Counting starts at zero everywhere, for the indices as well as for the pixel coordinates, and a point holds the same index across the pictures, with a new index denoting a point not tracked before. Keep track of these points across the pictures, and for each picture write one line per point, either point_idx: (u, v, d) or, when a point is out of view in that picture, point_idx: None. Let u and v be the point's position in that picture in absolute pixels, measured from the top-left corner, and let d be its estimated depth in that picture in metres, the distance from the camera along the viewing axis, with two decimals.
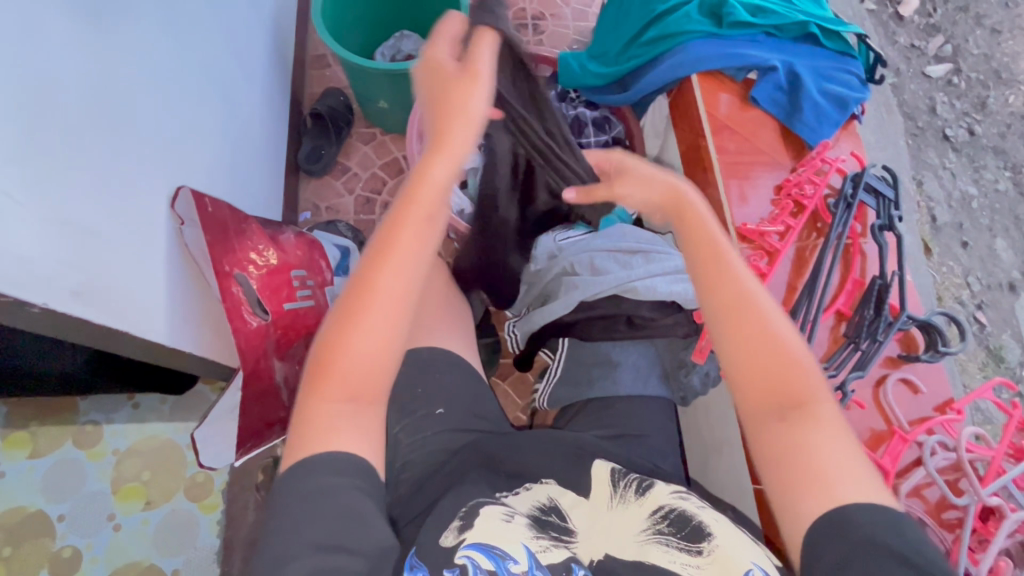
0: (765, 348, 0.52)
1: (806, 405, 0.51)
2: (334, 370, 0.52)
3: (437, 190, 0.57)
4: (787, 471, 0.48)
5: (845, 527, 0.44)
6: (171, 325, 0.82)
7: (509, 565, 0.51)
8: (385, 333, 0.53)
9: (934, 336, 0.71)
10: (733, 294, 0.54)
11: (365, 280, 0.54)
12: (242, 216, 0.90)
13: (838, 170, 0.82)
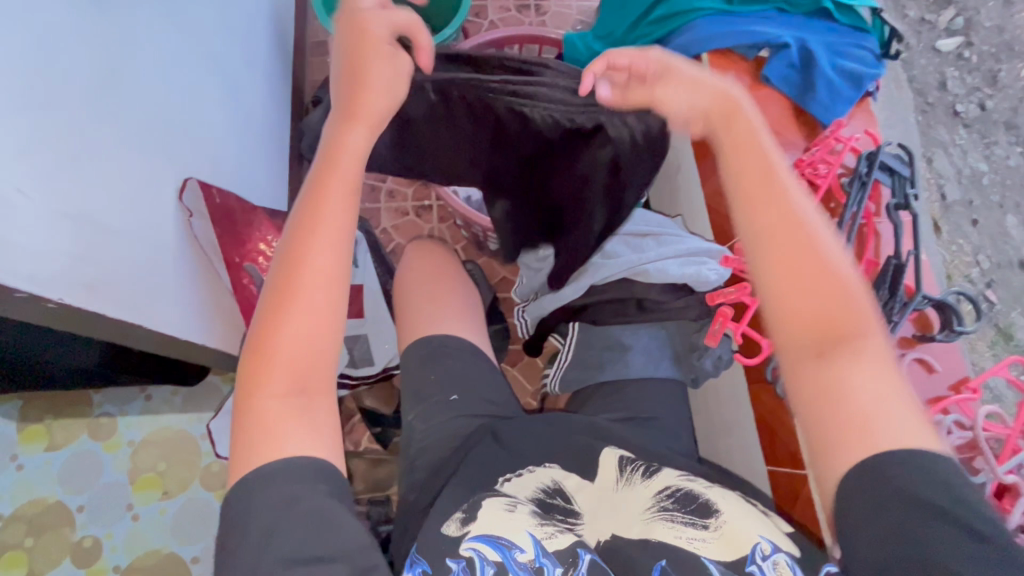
0: (809, 279, 0.50)
1: (853, 341, 0.48)
2: (272, 356, 0.53)
3: (354, 163, 0.58)
4: (830, 405, 0.47)
5: (881, 476, 0.43)
6: (184, 317, 0.83)
7: (515, 554, 0.49)
8: (321, 313, 0.54)
9: (949, 316, 0.69)
10: (786, 221, 0.52)
11: (292, 263, 0.54)
12: (251, 207, 0.93)
13: (852, 147, 0.80)
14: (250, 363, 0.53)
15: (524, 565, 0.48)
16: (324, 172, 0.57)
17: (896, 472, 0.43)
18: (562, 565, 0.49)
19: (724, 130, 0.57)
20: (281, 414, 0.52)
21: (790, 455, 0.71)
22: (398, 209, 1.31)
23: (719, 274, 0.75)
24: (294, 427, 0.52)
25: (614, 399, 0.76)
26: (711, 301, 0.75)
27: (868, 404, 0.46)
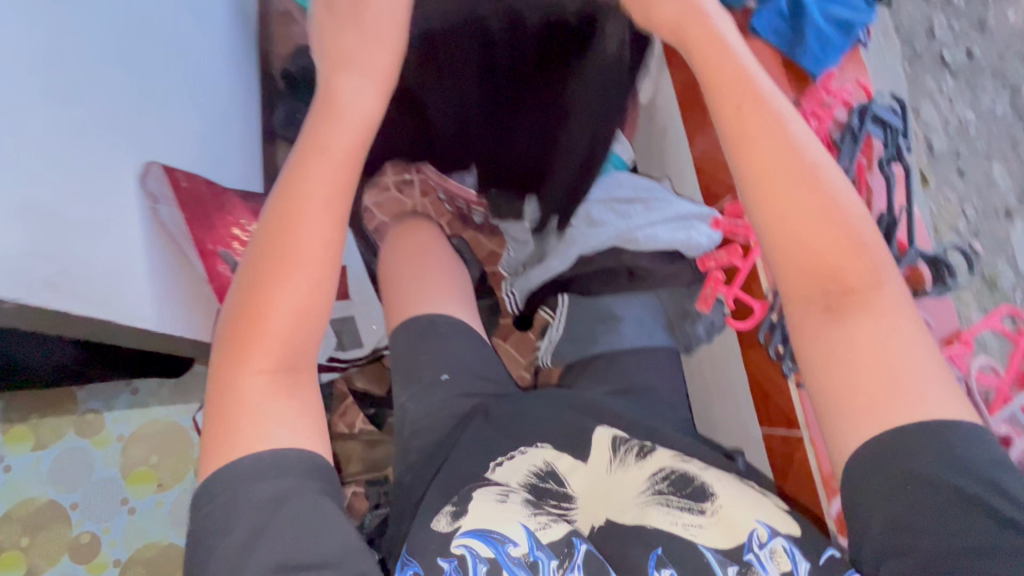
0: (817, 225, 0.49)
1: (858, 291, 0.48)
2: (260, 326, 0.51)
3: (349, 124, 0.57)
4: (843, 375, 0.47)
5: (897, 450, 0.45)
6: (161, 311, 0.80)
7: (508, 549, 0.51)
8: (310, 279, 0.52)
9: (943, 269, 0.67)
10: (795, 165, 0.51)
11: (281, 226, 0.52)
12: (221, 190, 0.87)
13: (843, 100, 0.77)
14: (237, 340, 0.51)
15: (518, 559, 0.50)
16: (311, 141, 0.56)
17: (916, 447, 0.44)
18: (557, 557, 0.51)
19: (715, 67, 0.56)
20: (270, 395, 0.50)
21: (784, 417, 0.71)
22: None
23: (710, 239, 0.72)
24: (275, 418, 0.50)
25: (609, 370, 0.75)
26: (701, 267, 0.73)
27: (874, 359, 0.46)
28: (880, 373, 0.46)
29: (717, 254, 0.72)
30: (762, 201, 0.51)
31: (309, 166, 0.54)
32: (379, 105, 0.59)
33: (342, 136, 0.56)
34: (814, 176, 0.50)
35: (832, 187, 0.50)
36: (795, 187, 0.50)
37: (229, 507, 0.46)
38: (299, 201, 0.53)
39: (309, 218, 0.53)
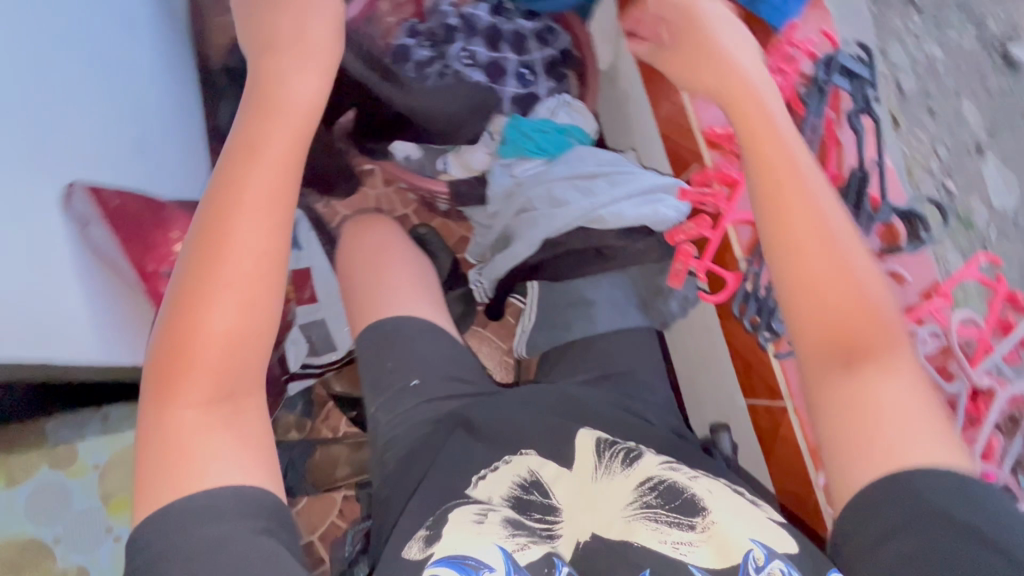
0: (832, 279, 0.49)
1: (874, 353, 0.48)
2: (190, 356, 0.47)
3: (292, 132, 0.53)
4: (855, 421, 0.46)
5: (904, 491, 0.43)
6: (103, 340, 0.76)
7: (485, 574, 0.46)
8: (244, 302, 0.48)
9: (916, 224, 0.67)
10: (806, 198, 0.51)
11: (213, 242, 0.48)
12: (157, 203, 0.80)
13: (807, 53, 0.73)
14: (166, 364, 0.47)
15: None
16: (249, 146, 0.51)
17: (927, 489, 0.43)
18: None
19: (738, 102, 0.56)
20: (203, 425, 0.47)
21: (767, 387, 0.70)
22: None
23: (676, 211, 0.71)
24: (217, 450, 0.46)
25: (586, 357, 0.73)
26: (671, 240, 0.71)
27: (888, 418, 0.45)
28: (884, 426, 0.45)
29: (687, 226, 0.70)
30: (780, 252, 0.51)
31: (244, 175, 0.50)
32: (322, 93, 0.55)
33: (275, 142, 0.52)
34: (829, 223, 0.50)
35: (847, 245, 0.50)
36: (811, 240, 0.50)
37: (171, 552, 0.43)
38: (232, 212, 0.49)
39: (241, 231, 0.49)
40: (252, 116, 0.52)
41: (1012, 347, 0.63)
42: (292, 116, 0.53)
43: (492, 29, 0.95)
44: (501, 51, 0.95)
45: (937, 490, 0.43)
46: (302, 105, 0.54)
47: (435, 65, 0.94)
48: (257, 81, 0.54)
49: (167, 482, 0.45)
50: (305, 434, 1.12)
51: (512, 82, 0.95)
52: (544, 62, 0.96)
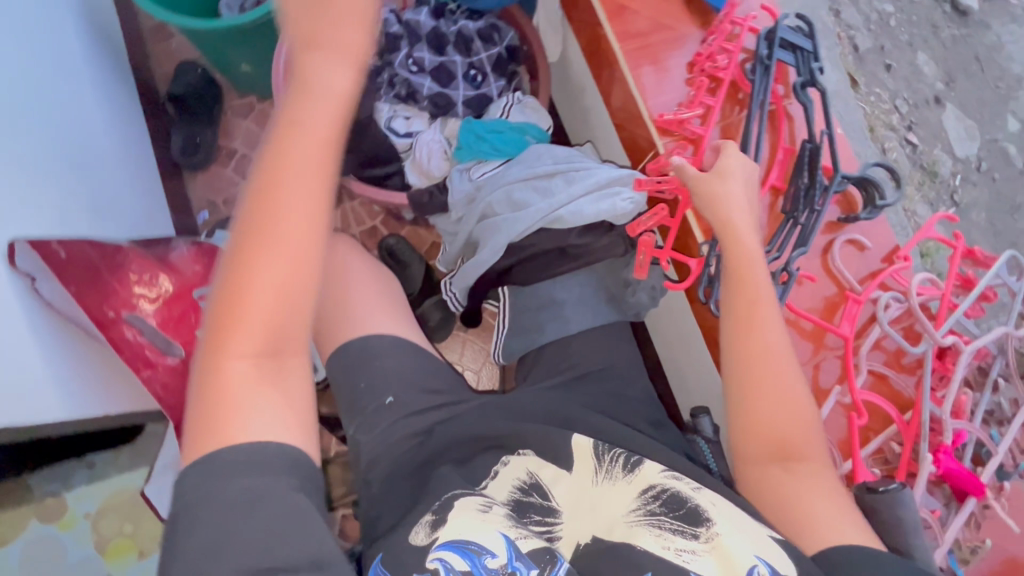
0: (767, 384, 0.59)
1: (806, 456, 0.57)
2: (238, 313, 0.44)
3: (342, 82, 0.48)
4: (788, 512, 0.55)
5: (854, 561, 0.49)
6: (71, 396, 0.73)
7: (486, 560, 0.48)
8: (292, 264, 0.45)
9: (872, 192, 0.67)
10: (740, 292, 0.61)
11: (266, 197, 0.45)
12: (110, 247, 0.76)
13: (750, 28, 0.72)
14: (217, 324, 0.45)
15: (494, 571, 0.48)
16: (302, 99, 0.47)
17: (874, 562, 0.49)
18: (536, 565, 0.49)
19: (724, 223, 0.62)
20: (253, 382, 0.44)
21: None
22: None
23: (633, 203, 0.72)
24: (262, 411, 0.44)
25: (561, 357, 0.74)
26: (632, 234, 0.73)
27: (817, 507, 0.54)
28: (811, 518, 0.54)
29: (644, 219, 0.71)
30: (733, 356, 0.61)
31: (296, 130, 0.46)
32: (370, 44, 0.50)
33: (316, 109, 0.47)
34: (762, 331, 0.60)
35: (780, 354, 0.60)
36: (750, 350, 0.60)
37: None
38: (280, 176, 0.46)
39: (292, 196, 0.46)
40: (293, 83, 0.48)
41: (971, 302, 0.65)
42: (332, 87, 0.48)
43: (434, 33, 0.93)
44: (447, 53, 0.93)
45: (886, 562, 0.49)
46: (344, 72, 0.48)
47: (382, 74, 0.95)
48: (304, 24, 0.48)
49: (209, 435, 0.42)
50: None
51: (462, 85, 0.93)
52: (491, 62, 0.94)
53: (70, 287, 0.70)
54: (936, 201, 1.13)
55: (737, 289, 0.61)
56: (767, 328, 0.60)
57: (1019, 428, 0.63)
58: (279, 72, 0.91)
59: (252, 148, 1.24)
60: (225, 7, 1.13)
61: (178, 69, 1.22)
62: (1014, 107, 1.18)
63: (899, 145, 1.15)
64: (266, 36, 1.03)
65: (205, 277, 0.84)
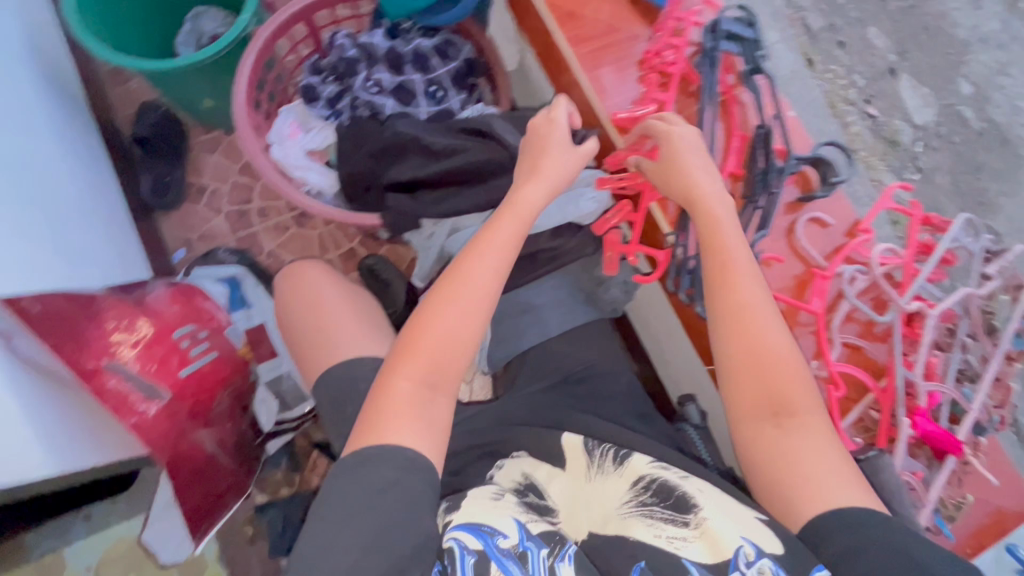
0: (757, 343, 0.59)
1: (799, 412, 0.57)
2: (421, 345, 0.59)
3: (529, 206, 0.67)
4: (786, 473, 0.55)
5: (845, 524, 0.51)
6: (56, 451, 0.72)
7: (499, 540, 0.53)
8: (467, 325, 0.60)
9: (825, 170, 0.70)
10: (715, 257, 0.62)
11: (463, 266, 0.63)
12: (85, 297, 0.77)
13: (694, 23, 0.73)
14: (399, 348, 0.59)
15: (508, 551, 0.52)
16: (497, 219, 0.66)
17: (864, 522, 0.50)
18: (546, 545, 0.54)
19: (693, 194, 0.64)
20: (410, 402, 0.56)
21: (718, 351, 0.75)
22: (277, 226, 1.23)
23: (596, 203, 0.78)
24: (414, 419, 0.55)
25: (544, 361, 0.76)
26: (598, 232, 0.75)
27: (813, 465, 0.55)
28: (809, 476, 0.54)
29: (609, 216, 0.73)
30: (720, 320, 0.61)
31: (492, 229, 0.65)
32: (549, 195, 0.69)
33: (510, 218, 0.66)
34: (743, 290, 0.61)
35: (764, 317, 0.60)
36: (734, 313, 0.60)
37: None
38: (474, 254, 0.63)
39: (482, 270, 0.63)
40: (498, 211, 0.67)
41: (932, 268, 0.67)
42: (522, 206, 0.67)
43: (392, 53, 0.94)
44: (406, 72, 0.94)
45: (872, 521, 0.50)
46: (535, 205, 0.67)
47: (343, 99, 0.97)
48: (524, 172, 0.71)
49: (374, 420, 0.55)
50: (296, 488, 1.10)
51: (423, 101, 0.94)
52: (450, 76, 0.95)
53: (49, 342, 0.70)
54: (900, 168, 1.20)
55: (712, 255, 0.62)
56: (749, 289, 0.61)
57: (989, 384, 0.65)
58: (240, 112, 0.93)
59: (222, 182, 1.24)
60: (181, 45, 1.13)
61: (139, 110, 1.22)
62: (965, 72, 1.22)
63: (860, 118, 1.20)
64: (224, 71, 1.04)
65: (184, 317, 0.85)
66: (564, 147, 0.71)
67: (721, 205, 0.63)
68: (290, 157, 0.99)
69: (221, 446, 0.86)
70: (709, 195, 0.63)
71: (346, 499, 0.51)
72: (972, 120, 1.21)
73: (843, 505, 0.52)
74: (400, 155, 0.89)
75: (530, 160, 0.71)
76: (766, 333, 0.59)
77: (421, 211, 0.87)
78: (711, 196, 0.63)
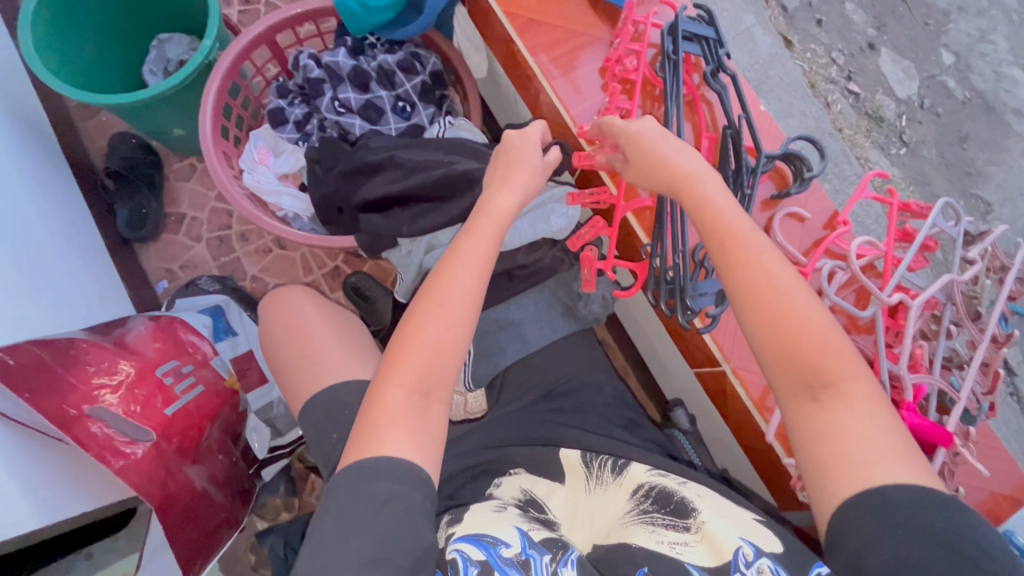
0: (783, 315, 0.54)
1: (838, 383, 0.52)
2: (411, 353, 0.57)
3: (504, 215, 0.65)
4: (823, 453, 0.50)
5: (878, 506, 0.46)
6: (40, 503, 0.72)
7: (501, 550, 0.52)
8: (450, 331, 0.58)
9: (799, 165, 0.69)
10: (717, 236, 0.57)
11: (440, 272, 0.61)
12: (61, 344, 0.75)
13: (653, 24, 0.73)
14: (392, 354, 0.58)
15: (511, 560, 0.51)
16: (467, 232, 0.64)
17: (894, 501, 0.46)
18: (548, 551, 0.52)
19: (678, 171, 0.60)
20: (403, 409, 0.55)
21: (706, 355, 0.76)
22: (258, 250, 1.22)
23: (568, 218, 0.79)
24: (416, 425, 0.55)
25: (526, 376, 0.77)
26: (574, 248, 0.74)
27: (857, 442, 0.49)
28: (850, 451, 0.49)
29: (584, 232, 0.72)
30: (735, 298, 0.56)
31: (463, 246, 0.63)
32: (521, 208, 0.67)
33: (487, 225, 0.64)
34: (758, 262, 0.55)
35: (790, 287, 0.55)
36: (753, 287, 0.55)
37: None
38: (455, 262, 0.61)
39: (464, 284, 0.60)
40: (470, 220, 0.65)
41: (914, 258, 0.65)
42: (497, 212, 0.65)
43: (355, 71, 0.93)
44: (372, 90, 0.93)
45: (904, 502, 0.46)
46: (509, 213, 0.66)
47: (312, 121, 0.97)
48: (493, 185, 0.68)
49: (356, 442, 0.54)
50: (296, 512, 1.11)
51: (391, 118, 0.93)
52: (417, 90, 0.94)
53: (22, 395, 0.68)
54: (885, 144, 1.19)
55: (711, 233, 0.58)
56: (763, 261, 0.55)
57: (976, 371, 0.64)
58: (209, 150, 0.91)
59: (200, 210, 1.23)
60: (148, 73, 1.10)
61: (111, 142, 1.20)
62: (946, 42, 1.21)
63: (842, 96, 1.19)
64: (192, 99, 1.03)
65: (166, 354, 0.85)
66: (536, 163, 0.69)
67: (706, 182, 0.59)
68: (262, 182, 0.98)
69: (210, 483, 0.85)
70: (691, 179, 0.59)
71: (334, 524, 0.49)
72: (955, 90, 1.20)
73: (880, 484, 0.47)
74: (373, 172, 0.86)
75: (505, 166, 0.69)
76: (790, 303, 0.54)
77: (395, 230, 0.84)
78: (695, 179, 0.59)
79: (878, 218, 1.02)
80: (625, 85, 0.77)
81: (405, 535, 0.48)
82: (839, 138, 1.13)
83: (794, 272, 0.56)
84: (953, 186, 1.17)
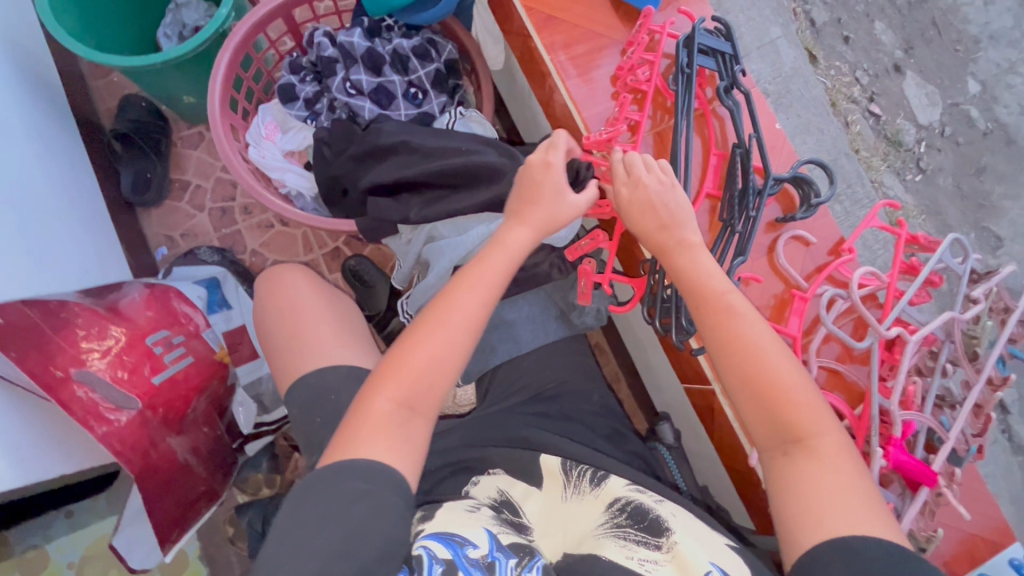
0: (758, 372, 0.55)
1: (807, 437, 0.54)
2: (408, 369, 0.57)
3: (520, 251, 0.64)
4: (790, 505, 0.52)
5: (843, 555, 0.47)
6: (20, 462, 0.72)
7: (468, 550, 0.51)
8: (451, 353, 0.58)
9: (806, 189, 0.68)
10: (700, 295, 0.58)
11: (448, 295, 0.61)
12: (53, 306, 0.75)
13: (668, 34, 0.71)
14: (387, 363, 0.58)
15: (476, 560, 0.50)
16: (479, 258, 0.63)
17: (861, 555, 0.47)
18: (515, 556, 0.52)
19: (670, 221, 0.61)
20: (389, 418, 0.55)
21: (697, 374, 0.75)
22: (260, 224, 1.21)
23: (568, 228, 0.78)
24: (404, 435, 0.55)
25: (515, 377, 0.77)
26: (572, 257, 0.73)
27: (823, 496, 0.51)
28: (816, 506, 0.51)
29: (581, 244, 0.71)
30: (714, 353, 0.57)
31: (470, 270, 0.62)
32: (534, 240, 0.65)
33: (499, 254, 0.63)
34: (736, 320, 0.57)
35: (768, 345, 0.56)
36: (732, 346, 0.56)
37: None
38: (466, 282, 0.61)
39: (470, 306, 0.60)
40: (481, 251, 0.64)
41: (915, 294, 0.64)
42: (512, 246, 0.64)
43: (369, 53, 0.91)
44: (384, 74, 0.92)
45: (870, 556, 0.46)
46: (523, 248, 0.64)
47: (322, 100, 0.96)
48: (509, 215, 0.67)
49: (337, 440, 0.55)
50: (277, 488, 1.10)
51: (402, 104, 0.92)
52: (430, 78, 0.93)
53: (12, 354, 0.68)
54: (901, 169, 1.17)
55: (693, 291, 0.59)
56: (742, 319, 0.57)
57: (967, 413, 0.64)
58: (217, 122, 0.90)
59: (205, 179, 1.22)
60: (163, 37, 1.09)
61: (121, 104, 1.19)
62: (973, 70, 1.18)
63: (862, 116, 1.17)
64: (204, 67, 1.01)
65: (158, 323, 0.85)
66: (555, 198, 0.65)
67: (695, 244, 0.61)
68: (267, 157, 0.97)
69: (191, 453, 0.85)
70: (677, 244, 0.61)
71: (306, 509, 0.49)
72: (978, 120, 1.18)
73: (844, 534, 0.48)
74: (384, 155, 0.85)
75: (523, 199, 0.66)
76: (765, 360, 0.55)
77: (403, 213, 0.83)
78: (684, 244, 0.61)
79: (886, 245, 1.01)
80: (636, 95, 0.76)
81: (376, 524, 0.48)
82: (855, 160, 1.11)
83: (769, 328, 0.57)
84: (965, 218, 1.16)
